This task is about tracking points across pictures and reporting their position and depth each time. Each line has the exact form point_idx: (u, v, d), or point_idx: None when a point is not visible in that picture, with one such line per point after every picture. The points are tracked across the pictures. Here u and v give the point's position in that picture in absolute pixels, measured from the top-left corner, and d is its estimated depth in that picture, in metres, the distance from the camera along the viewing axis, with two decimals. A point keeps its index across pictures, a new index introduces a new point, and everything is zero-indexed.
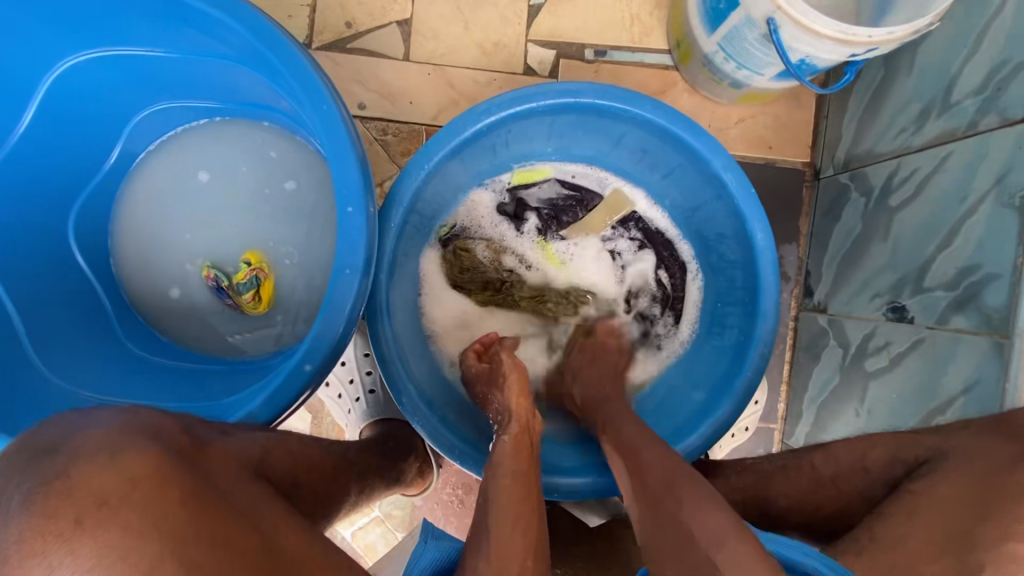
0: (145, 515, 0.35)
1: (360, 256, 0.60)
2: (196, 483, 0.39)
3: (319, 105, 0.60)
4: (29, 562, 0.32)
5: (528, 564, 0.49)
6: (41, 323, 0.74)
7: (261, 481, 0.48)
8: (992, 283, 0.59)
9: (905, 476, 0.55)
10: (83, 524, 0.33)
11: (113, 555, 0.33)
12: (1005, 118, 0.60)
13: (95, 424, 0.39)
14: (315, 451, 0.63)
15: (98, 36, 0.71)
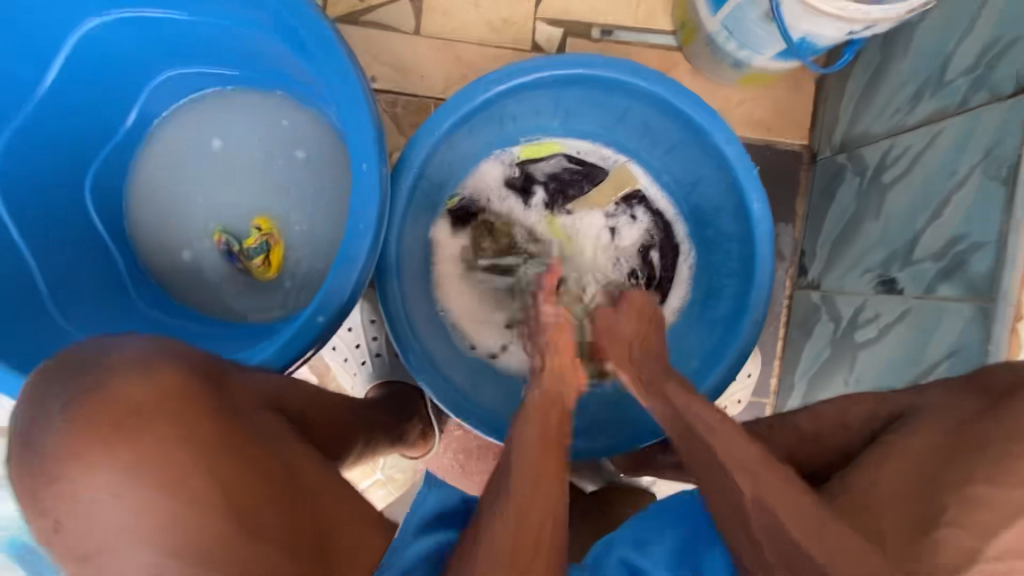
0: (171, 429, 0.41)
1: (373, 213, 0.63)
2: (213, 408, 0.45)
3: (336, 65, 0.62)
4: (72, 461, 0.38)
5: (548, 524, 0.50)
6: (59, 277, 0.76)
7: (274, 416, 0.54)
8: (977, 252, 0.61)
9: (881, 431, 0.60)
10: (123, 430, 0.39)
11: (146, 460, 0.39)
12: (995, 94, 0.62)
13: (121, 347, 0.45)
14: (327, 399, 0.67)
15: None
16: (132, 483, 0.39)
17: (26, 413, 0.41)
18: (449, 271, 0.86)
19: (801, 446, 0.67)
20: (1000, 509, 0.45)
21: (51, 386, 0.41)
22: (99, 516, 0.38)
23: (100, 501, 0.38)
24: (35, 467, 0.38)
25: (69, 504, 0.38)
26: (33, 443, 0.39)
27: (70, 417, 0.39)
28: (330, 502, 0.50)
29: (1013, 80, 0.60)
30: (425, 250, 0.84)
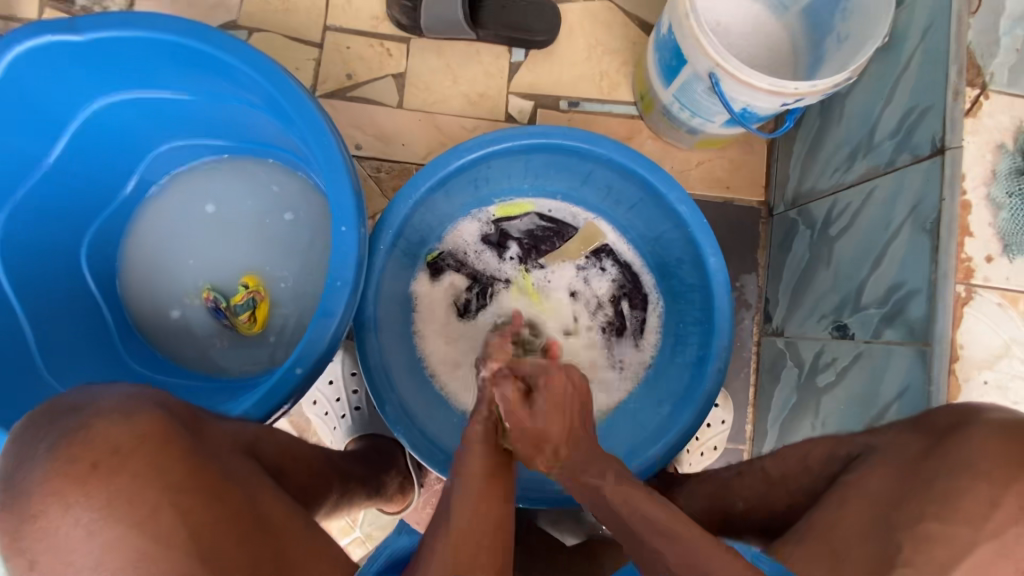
0: (146, 471, 0.43)
1: (351, 270, 0.67)
2: (192, 450, 0.47)
3: (321, 139, 0.68)
4: (49, 498, 0.40)
5: (484, 544, 0.52)
6: (48, 335, 0.79)
7: (246, 460, 0.54)
8: (913, 297, 0.66)
9: (840, 470, 0.62)
10: (97, 468, 0.42)
11: (120, 499, 0.41)
12: (915, 155, 0.69)
13: (109, 392, 0.47)
14: (302, 449, 0.68)
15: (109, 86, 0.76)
16: (108, 519, 0.41)
17: (10, 457, 0.44)
18: (429, 322, 0.91)
19: (769, 491, 0.68)
20: (953, 547, 0.47)
21: (35, 432, 0.44)
22: (76, 550, 0.40)
23: (77, 534, 0.40)
24: (19, 507, 0.41)
25: (43, 541, 0.40)
26: (14, 485, 0.41)
27: (51, 459, 0.42)
28: (303, 551, 0.49)
29: (929, 144, 0.67)
30: (403, 304, 0.89)
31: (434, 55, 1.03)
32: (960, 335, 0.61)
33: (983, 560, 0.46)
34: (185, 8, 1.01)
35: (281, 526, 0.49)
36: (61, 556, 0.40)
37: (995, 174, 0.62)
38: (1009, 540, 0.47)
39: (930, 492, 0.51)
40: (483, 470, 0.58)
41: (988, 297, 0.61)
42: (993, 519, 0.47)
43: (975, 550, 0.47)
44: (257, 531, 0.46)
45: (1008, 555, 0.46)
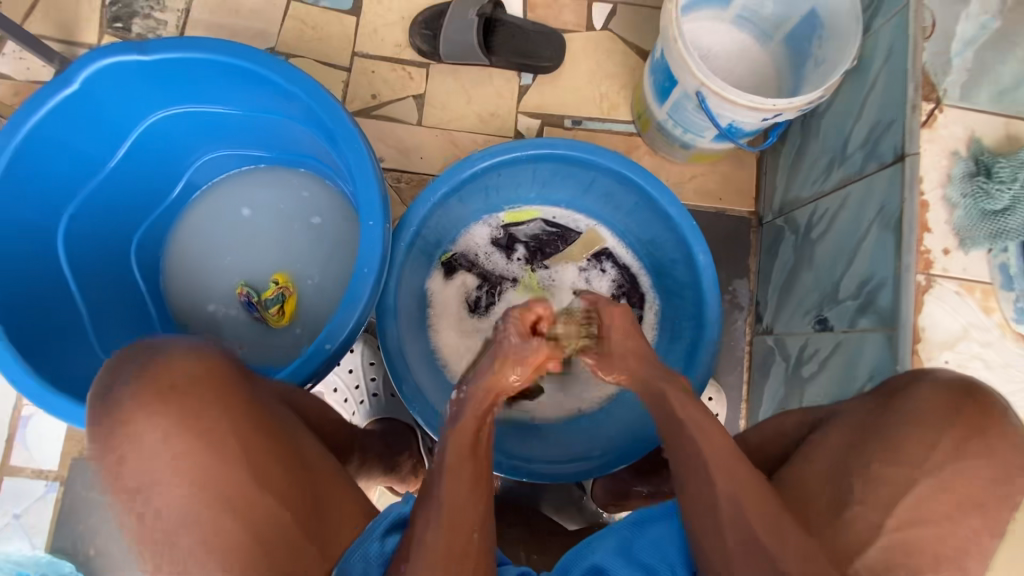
0: (209, 393, 0.57)
1: (377, 260, 0.76)
2: (241, 387, 0.60)
3: (354, 146, 0.78)
4: (137, 410, 0.54)
5: (474, 536, 0.59)
6: (100, 321, 0.87)
7: (287, 408, 0.66)
8: (882, 289, 0.73)
9: (811, 434, 0.71)
10: (175, 388, 0.55)
11: (188, 415, 0.55)
12: (880, 163, 0.77)
13: (179, 339, 0.61)
14: (332, 414, 0.79)
15: (166, 101, 0.85)
16: (179, 430, 0.54)
17: (103, 382, 0.57)
18: (442, 316, 0.99)
19: None
20: (899, 482, 0.59)
21: (121, 365, 0.58)
22: (154, 454, 0.53)
23: (156, 440, 0.54)
24: (114, 416, 0.55)
25: (130, 443, 0.54)
26: (111, 400, 0.55)
27: (141, 380, 0.56)
28: (328, 481, 0.62)
29: (892, 152, 0.75)
30: (419, 299, 0.97)
31: (450, 79, 1.14)
32: (922, 320, 0.68)
33: (926, 491, 0.59)
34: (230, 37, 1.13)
35: (316, 460, 0.62)
36: (144, 457, 0.54)
37: (950, 177, 0.70)
38: (946, 475, 0.59)
39: None
40: (469, 436, 0.67)
41: (947, 286, 0.68)
42: (934, 457, 0.59)
43: (919, 482, 0.59)
44: (296, 460, 0.59)
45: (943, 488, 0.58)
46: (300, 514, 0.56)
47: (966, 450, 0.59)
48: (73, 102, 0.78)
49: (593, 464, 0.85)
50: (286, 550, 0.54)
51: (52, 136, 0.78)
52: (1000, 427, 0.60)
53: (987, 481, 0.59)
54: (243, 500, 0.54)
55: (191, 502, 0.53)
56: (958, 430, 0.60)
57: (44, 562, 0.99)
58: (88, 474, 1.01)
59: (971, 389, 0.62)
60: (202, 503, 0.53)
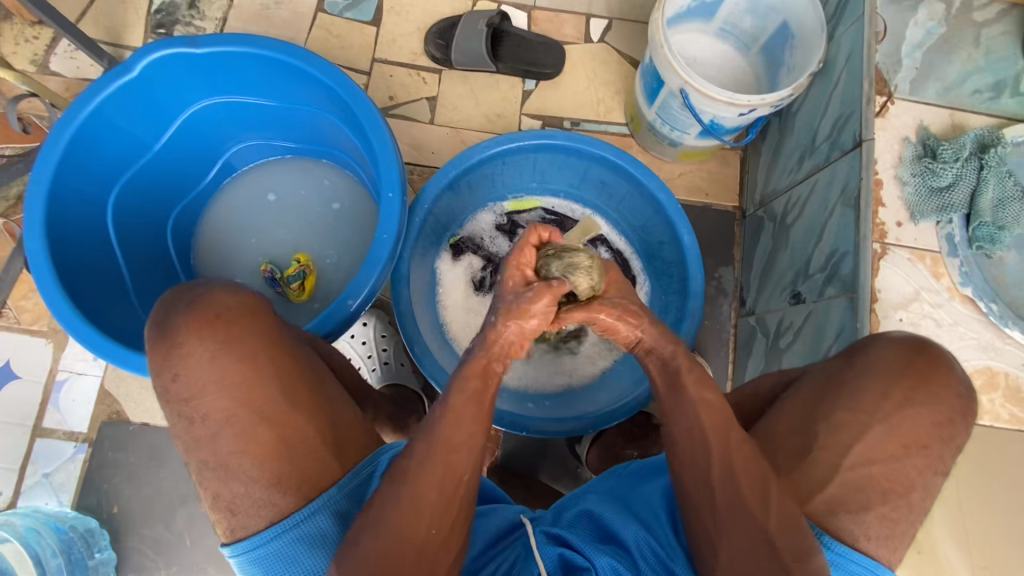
0: (249, 324, 0.66)
1: (394, 229, 0.85)
2: (275, 323, 0.70)
3: (376, 128, 0.87)
4: (188, 335, 0.64)
5: (465, 479, 0.63)
6: (140, 286, 0.96)
7: (310, 349, 0.74)
8: (844, 259, 0.82)
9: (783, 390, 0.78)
10: (220, 319, 0.65)
11: (230, 345, 0.64)
12: (843, 150, 0.87)
13: (222, 282, 0.70)
14: (348, 367, 0.87)
15: (211, 89, 0.96)
16: (223, 358, 0.64)
17: (159, 312, 0.67)
18: (450, 293, 1.08)
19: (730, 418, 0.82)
20: (852, 424, 0.66)
21: (175, 299, 0.68)
22: (202, 375, 0.63)
23: (205, 363, 0.64)
24: (168, 340, 0.65)
25: (182, 363, 0.64)
26: (167, 326, 0.65)
27: (191, 311, 0.65)
28: (345, 410, 0.71)
29: (852, 140, 0.85)
30: (429, 277, 1.07)
31: (461, 83, 1.25)
32: (878, 283, 0.76)
33: (876, 433, 0.65)
34: None
35: (335, 393, 0.71)
36: (195, 372, 0.64)
37: (901, 160, 0.80)
38: (895, 421, 0.66)
39: None
40: (472, 387, 0.67)
41: (900, 254, 0.77)
42: (883, 403, 0.66)
43: (872, 430, 0.66)
44: (320, 394, 0.69)
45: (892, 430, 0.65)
46: (322, 431, 0.66)
47: (914, 400, 0.66)
48: (130, 87, 0.88)
49: (585, 421, 0.91)
50: (310, 458, 0.64)
51: (111, 114, 0.89)
52: (948, 378, 0.67)
53: (931, 425, 0.66)
54: (275, 414, 0.64)
55: (233, 412, 0.63)
56: (905, 384, 0.67)
57: (73, 516, 1.04)
58: (115, 437, 1.08)
59: (921, 345, 0.69)
60: (242, 414, 0.63)
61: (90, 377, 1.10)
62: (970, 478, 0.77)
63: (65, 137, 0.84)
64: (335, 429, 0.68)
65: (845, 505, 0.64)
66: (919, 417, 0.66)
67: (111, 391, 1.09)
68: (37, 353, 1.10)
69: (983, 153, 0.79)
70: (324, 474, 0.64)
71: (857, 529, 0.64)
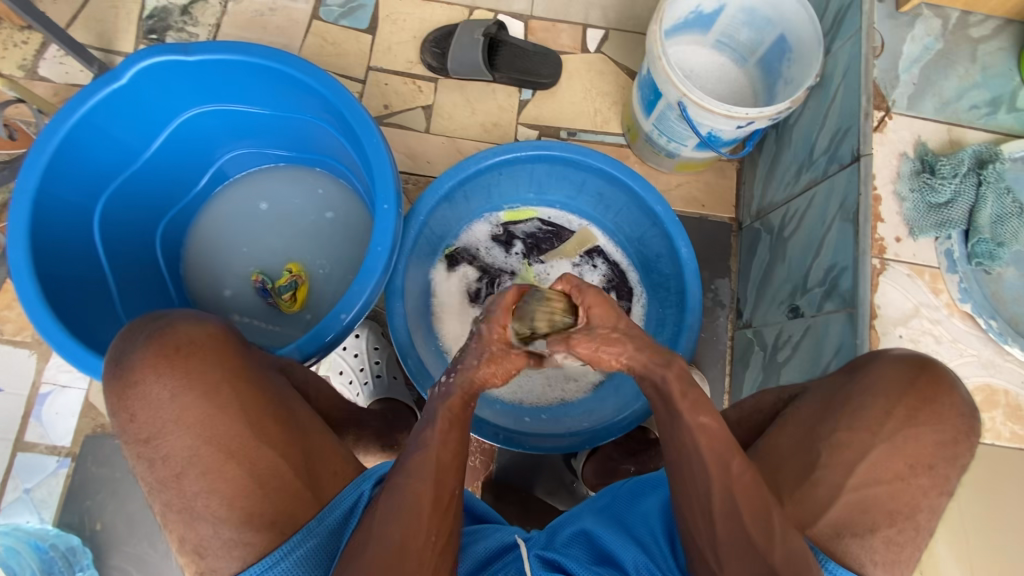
0: (209, 356, 0.67)
1: (388, 241, 0.84)
2: (239, 353, 0.70)
3: (371, 139, 0.86)
4: (145, 370, 0.65)
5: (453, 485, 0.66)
6: (128, 299, 0.94)
7: (281, 377, 0.75)
8: (843, 274, 0.81)
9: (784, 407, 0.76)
10: (179, 352, 0.66)
11: (190, 377, 0.65)
12: (841, 164, 0.87)
13: (177, 313, 0.71)
14: (327, 389, 0.86)
15: (201, 98, 0.94)
16: (183, 390, 0.65)
17: (115, 348, 0.68)
18: (445, 305, 1.07)
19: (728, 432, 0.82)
20: (857, 448, 0.65)
21: (132, 334, 0.68)
22: (163, 410, 0.64)
23: (164, 396, 0.64)
24: (124, 378, 0.65)
25: (141, 399, 0.64)
26: (122, 361, 0.66)
27: (149, 345, 0.66)
28: (319, 440, 0.71)
29: (849, 154, 0.85)
30: (424, 289, 1.05)
31: (457, 92, 1.24)
32: (877, 299, 0.76)
33: (880, 455, 0.64)
34: None
35: (306, 419, 0.72)
36: (154, 410, 0.64)
37: (899, 175, 0.80)
38: (898, 441, 0.64)
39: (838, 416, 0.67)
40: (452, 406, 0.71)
41: (899, 269, 0.77)
42: (887, 424, 0.65)
43: (874, 448, 0.65)
44: (290, 423, 0.69)
45: (893, 453, 0.64)
46: (295, 465, 0.66)
47: (916, 420, 0.65)
48: (118, 96, 0.87)
49: (579, 440, 0.90)
50: (280, 492, 0.64)
51: (98, 123, 0.87)
52: (950, 398, 0.65)
53: (934, 446, 0.64)
54: (241, 449, 0.64)
55: (194, 450, 0.63)
56: (909, 403, 0.65)
57: (53, 534, 1.02)
58: (100, 451, 1.06)
59: (924, 363, 0.67)
60: (204, 451, 0.63)
61: (74, 389, 1.07)
62: (969, 496, 0.76)
63: (50, 148, 0.82)
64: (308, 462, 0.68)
65: (850, 528, 0.63)
66: (923, 436, 0.64)
67: (96, 404, 1.07)
68: (21, 364, 1.07)
69: (982, 169, 0.78)
70: (300, 509, 0.64)
71: (863, 553, 0.62)
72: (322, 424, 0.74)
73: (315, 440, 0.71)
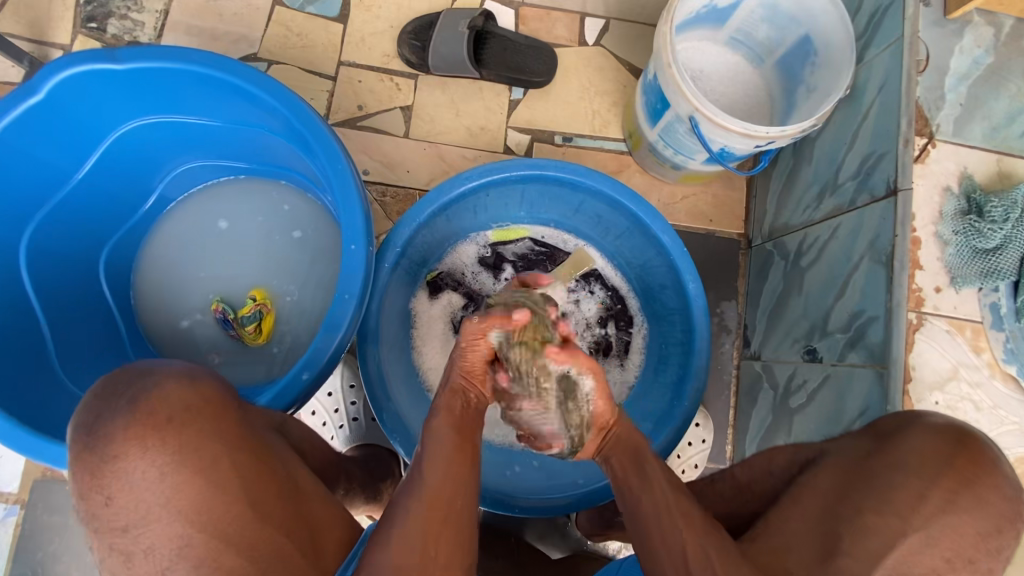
0: (208, 425, 0.55)
1: (357, 286, 0.73)
2: (240, 418, 0.59)
3: (336, 165, 0.74)
4: (129, 441, 0.51)
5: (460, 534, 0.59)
6: (68, 339, 0.84)
7: (279, 437, 0.66)
8: (872, 324, 0.72)
9: (798, 474, 0.70)
10: (172, 422, 0.53)
11: (188, 449, 0.53)
12: (873, 195, 0.76)
13: (166, 363, 0.58)
14: (319, 441, 0.77)
15: (141, 109, 0.82)
16: (176, 467, 0.52)
17: (86, 412, 0.53)
18: (427, 337, 0.97)
19: (738, 494, 0.76)
20: (886, 534, 0.57)
21: (107, 397, 0.54)
22: (148, 493, 0.51)
23: (150, 477, 0.51)
24: (98, 451, 0.51)
25: (120, 481, 0.51)
26: (96, 429, 0.52)
27: (132, 413, 0.52)
28: (323, 512, 0.63)
29: (884, 185, 0.74)
30: (403, 320, 0.95)
31: (439, 90, 1.11)
32: (912, 359, 0.67)
33: (913, 546, 0.56)
34: (210, 41, 1.09)
35: (306, 485, 0.63)
36: (135, 493, 0.51)
37: (942, 215, 0.70)
38: (934, 531, 0.56)
39: (869, 489, 0.60)
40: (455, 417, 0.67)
41: (937, 324, 0.68)
42: (922, 509, 0.56)
43: (905, 536, 0.56)
44: (290, 490, 0.60)
45: (931, 545, 0.56)
46: (300, 545, 0.57)
47: (956, 505, 0.56)
48: (39, 111, 0.75)
49: (572, 499, 0.83)
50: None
51: (16, 142, 0.75)
52: (994, 478, 0.57)
53: (974, 537, 0.55)
54: (241, 536, 0.53)
55: (186, 540, 0.52)
56: (946, 485, 0.57)
57: None
58: (52, 497, 0.97)
59: (965, 437, 0.59)
60: (198, 541, 0.52)
61: None
62: None
63: None
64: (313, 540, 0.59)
65: None
66: (964, 525, 0.56)
67: None
68: None
69: None
70: None
71: None
72: (325, 491, 0.66)
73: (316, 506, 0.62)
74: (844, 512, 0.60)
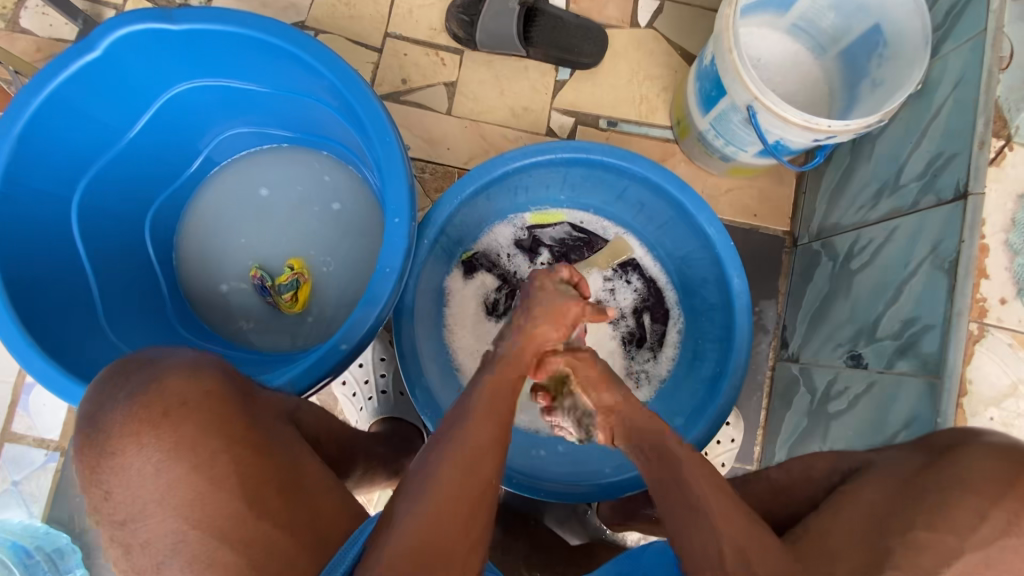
0: (206, 420, 0.52)
1: (399, 259, 0.73)
2: (242, 409, 0.56)
3: (383, 136, 0.73)
4: (126, 435, 0.50)
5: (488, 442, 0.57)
6: (110, 295, 0.85)
7: (288, 426, 0.62)
8: (928, 332, 0.69)
9: (841, 482, 0.67)
10: (168, 416, 0.50)
11: (184, 444, 0.50)
12: (939, 198, 0.73)
13: (173, 353, 0.57)
14: (335, 424, 0.76)
15: (192, 70, 0.83)
16: (172, 463, 0.49)
17: (91, 402, 0.53)
18: (460, 316, 0.96)
19: (770, 500, 0.74)
20: (941, 552, 0.51)
21: (113, 385, 0.53)
22: (144, 488, 0.49)
23: (146, 473, 0.49)
24: (98, 444, 0.50)
25: (119, 475, 0.49)
26: (97, 421, 0.51)
27: (130, 404, 0.51)
28: (331, 504, 0.58)
29: (953, 188, 0.71)
30: (436, 297, 0.94)
31: (485, 68, 1.09)
32: (970, 371, 0.64)
33: (969, 567, 0.50)
34: (260, 8, 1.09)
35: (315, 472, 0.59)
36: (132, 488, 0.49)
37: (1015, 222, 0.65)
38: (992, 552, 0.50)
39: (921, 505, 0.54)
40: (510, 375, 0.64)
41: (999, 338, 0.64)
42: (980, 531, 0.50)
43: (960, 557, 0.50)
44: (293, 480, 0.56)
45: (992, 565, 0.50)
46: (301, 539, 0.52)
47: (1018, 527, 0.50)
48: (97, 67, 0.76)
49: (593, 490, 0.83)
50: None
51: (73, 99, 0.77)
52: None
53: None
54: (236, 532, 0.49)
55: (180, 536, 0.49)
56: (1008, 505, 0.50)
57: (41, 533, 0.97)
58: None
59: None
60: (192, 538, 0.49)
61: None
62: None
63: (12, 134, 0.72)
64: (316, 532, 0.54)
65: None
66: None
67: None
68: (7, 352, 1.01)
69: None
70: None
71: None
72: (333, 481, 0.61)
73: (322, 496, 0.58)
74: (892, 526, 0.54)
